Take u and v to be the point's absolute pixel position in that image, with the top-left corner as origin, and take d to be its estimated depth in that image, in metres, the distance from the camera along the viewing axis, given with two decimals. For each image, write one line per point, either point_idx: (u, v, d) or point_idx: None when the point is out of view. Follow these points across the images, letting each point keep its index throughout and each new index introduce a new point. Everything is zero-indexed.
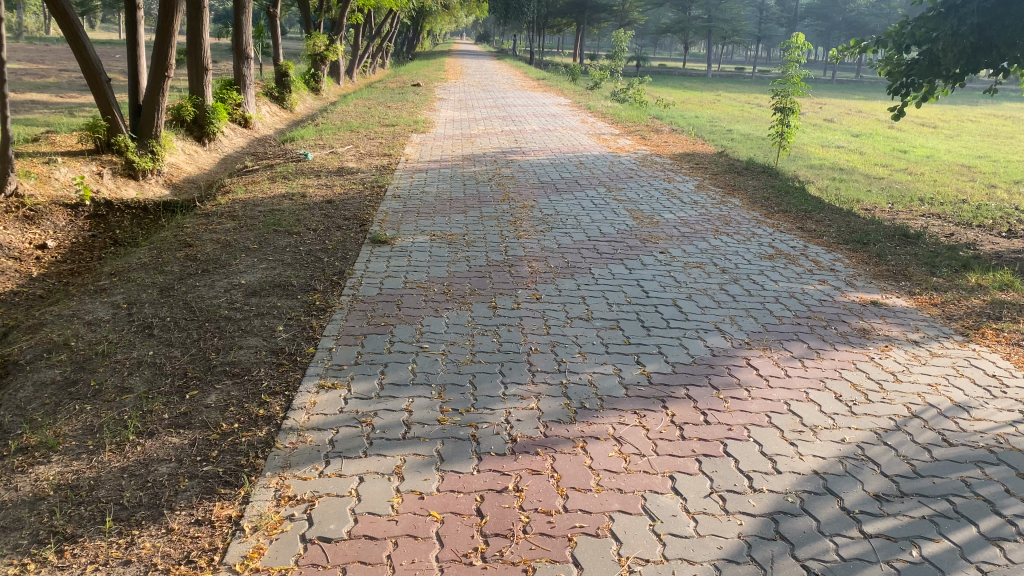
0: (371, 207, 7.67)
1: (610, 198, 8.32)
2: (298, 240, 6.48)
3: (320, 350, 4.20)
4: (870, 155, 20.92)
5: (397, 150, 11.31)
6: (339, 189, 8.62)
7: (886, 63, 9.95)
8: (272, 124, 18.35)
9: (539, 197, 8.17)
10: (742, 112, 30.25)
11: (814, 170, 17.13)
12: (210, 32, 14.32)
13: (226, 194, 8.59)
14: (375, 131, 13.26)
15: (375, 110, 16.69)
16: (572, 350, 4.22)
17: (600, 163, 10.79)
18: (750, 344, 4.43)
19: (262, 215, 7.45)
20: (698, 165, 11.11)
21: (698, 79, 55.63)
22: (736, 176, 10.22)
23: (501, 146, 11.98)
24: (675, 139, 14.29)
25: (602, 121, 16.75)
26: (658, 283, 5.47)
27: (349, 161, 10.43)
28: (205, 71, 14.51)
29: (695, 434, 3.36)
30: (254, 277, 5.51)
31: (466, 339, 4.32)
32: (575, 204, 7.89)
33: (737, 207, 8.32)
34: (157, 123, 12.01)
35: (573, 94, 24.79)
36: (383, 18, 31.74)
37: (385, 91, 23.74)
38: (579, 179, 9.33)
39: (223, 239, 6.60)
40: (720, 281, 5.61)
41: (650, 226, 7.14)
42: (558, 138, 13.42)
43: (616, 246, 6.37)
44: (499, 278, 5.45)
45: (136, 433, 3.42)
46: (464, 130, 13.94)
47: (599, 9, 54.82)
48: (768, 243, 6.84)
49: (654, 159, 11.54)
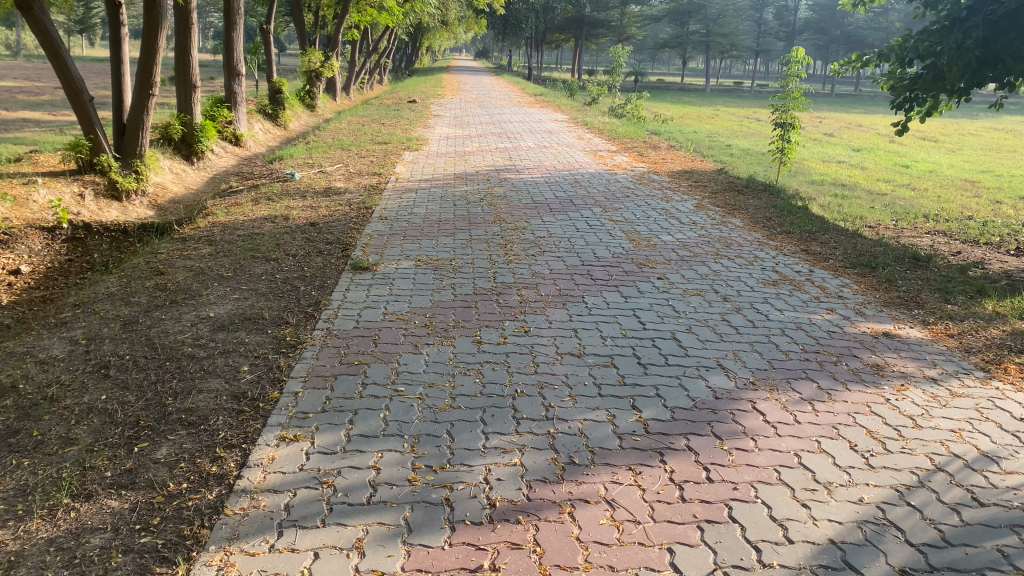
0: (355, 229, 7.34)
1: (606, 219, 7.98)
2: (275, 266, 6.14)
3: (284, 395, 3.84)
4: (871, 170, 20.63)
5: (387, 169, 10.98)
6: (325, 210, 8.30)
7: (888, 78, 9.66)
8: (264, 142, 18.06)
9: (531, 218, 7.83)
10: (741, 127, 29.98)
11: (814, 186, 16.82)
12: (199, 49, 14.03)
13: (207, 217, 8.26)
14: (367, 150, 12.97)
15: (368, 128, 16.42)
16: (561, 392, 3.86)
17: (597, 182, 10.46)
18: (756, 384, 4.08)
19: (241, 239, 7.11)
20: (697, 183, 10.79)
21: (698, 94, 55.51)
22: (736, 195, 9.89)
23: (495, 164, 11.66)
24: (674, 155, 14.00)
25: (599, 137, 16.44)
26: (656, 313, 5.12)
27: (337, 181, 10.10)
28: (193, 90, 14.21)
29: (695, 495, 3.01)
30: (223, 309, 5.16)
31: (446, 381, 3.96)
32: (570, 225, 7.56)
33: (738, 228, 7.98)
34: (142, 142, 11.68)
35: (570, 110, 24.53)
36: (380, 34, 31.52)
37: (380, 108, 23.47)
38: (574, 199, 9.00)
39: (196, 266, 6.26)
40: (720, 310, 5.26)
41: (647, 249, 6.80)
42: (554, 155, 13.11)
43: (610, 271, 6.02)
44: (485, 308, 5.10)
45: (72, 496, 3.06)
46: (458, 147, 13.65)
47: (598, 24, 54.77)
48: (771, 267, 6.50)
49: (652, 177, 11.21)
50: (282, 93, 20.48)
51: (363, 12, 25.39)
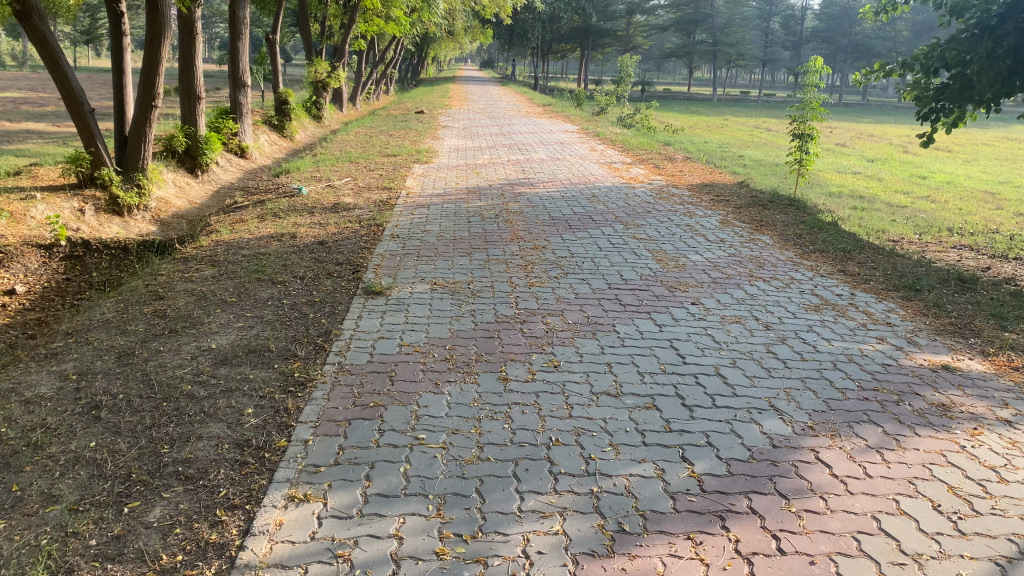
0: (366, 249, 6.96)
1: (629, 237, 7.58)
2: (282, 290, 5.76)
3: (293, 444, 3.45)
4: (888, 181, 20.21)
5: (396, 183, 10.61)
6: (334, 228, 7.93)
7: (912, 89, 9.17)
8: (270, 154, 17.74)
9: (550, 236, 7.44)
10: (751, 137, 29.59)
11: (832, 199, 16.41)
12: (203, 59, 13.71)
13: (210, 235, 7.89)
14: (376, 162, 12.61)
15: (376, 139, 16.08)
16: (600, 440, 3.47)
17: (615, 196, 10.06)
18: (815, 430, 3.68)
19: (245, 259, 6.74)
20: (719, 197, 10.40)
21: (705, 104, 55.19)
22: (760, 210, 9.48)
23: (507, 177, 11.28)
24: (690, 167, 13.62)
25: (612, 148, 16.05)
26: (695, 345, 4.72)
27: (346, 196, 9.73)
28: (198, 101, 13.88)
29: (768, 571, 2.61)
30: (226, 340, 4.77)
31: (472, 426, 3.57)
32: (591, 244, 7.16)
33: (768, 246, 7.58)
34: (144, 155, 11.31)
35: (579, 120, 24.16)
36: (386, 44, 31.24)
37: (387, 118, 23.12)
38: (593, 215, 8.60)
39: (198, 290, 5.88)
40: (764, 341, 4.86)
41: (676, 270, 6.40)
42: (568, 167, 12.72)
43: (640, 296, 5.63)
44: (509, 339, 4.70)
45: (50, 569, 2.66)
46: (468, 160, 13.29)
47: (604, 34, 54.52)
48: (810, 291, 6.10)
49: (671, 191, 10.81)
50: (287, 104, 20.15)
51: (369, 21, 25.08)
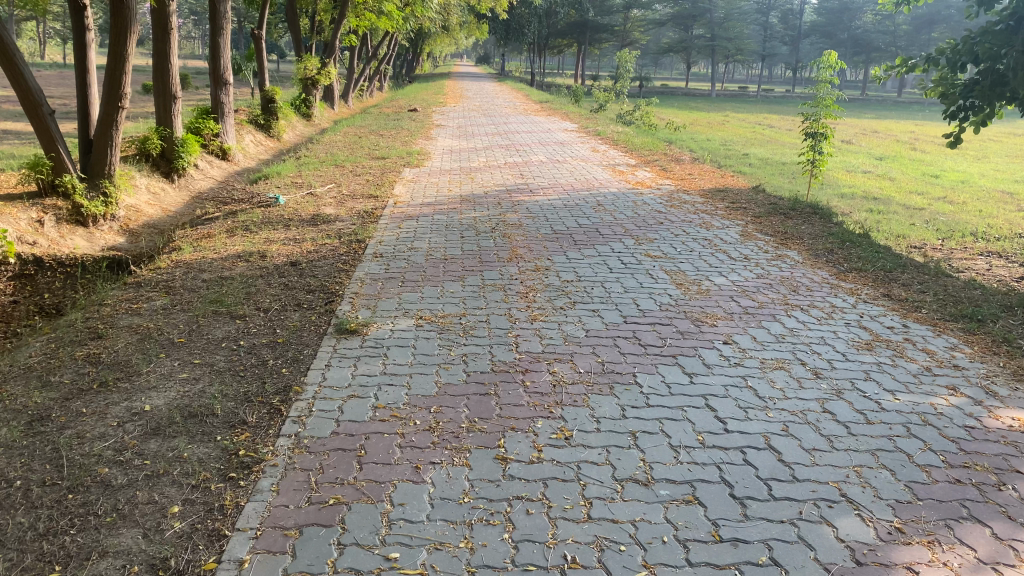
0: (343, 272, 6.10)
1: (642, 254, 6.73)
2: (240, 328, 4.91)
3: (224, 568, 2.61)
4: (900, 181, 19.38)
5: (384, 190, 9.76)
6: (310, 244, 7.08)
7: (938, 85, 8.35)
8: (255, 156, 16.86)
9: (554, 255, 6.59)
10: (754, 134, 28.76)
11: (846, 201, 15.58)
12: (179, 56, 12.84)
13: (172, 254, 7.03)
14: (363, 166, 11.75)
15: (365, 140, 15.22)
16: (631, 559, 2.63)
17: (622, 204, 9.22)
18: (907, 536, 2.84)
19: (205, 286, 5.90)
20: (735, 204, 9.57)
21: (703, 99, 54.32)
22: (783, 220, 8.64)
23: (505, 183, 10.43)
24: (700, 169, 12.76)
25: (615, 149, 15.20)
26: (735, 403, 3.88)
27: (327, 205, 8.88)
28: (174, 101, 13.01)
29: None
30: (163, 400, 3.91)
31: (461, 538, 2.73)
32: (600, 265, 6.31)
33: (798, 264, 6.75)
34: (111, 160, 10.38)
35: (578, 118, 23.34)
36: (379, 39, 30.33)
37: (379, 117, 22.25)
38: (600, 227, 7.75)
39: (144, 327, 5.02)
40: (816, 396, 4.03)
41: (700, 298, 5.56)
42: (570, 171, 11.88)
43: (662, 334, 4.78)
44: (508, 396, 3.85)
45: None
46: (462, 162, 12.43)
47: (602, 29, 53.64)
48: (856, 324, 5.26)
49: (682, 197, 9.98)
50: (274, 102, 19.29)
51: (361, 16, 24.21)
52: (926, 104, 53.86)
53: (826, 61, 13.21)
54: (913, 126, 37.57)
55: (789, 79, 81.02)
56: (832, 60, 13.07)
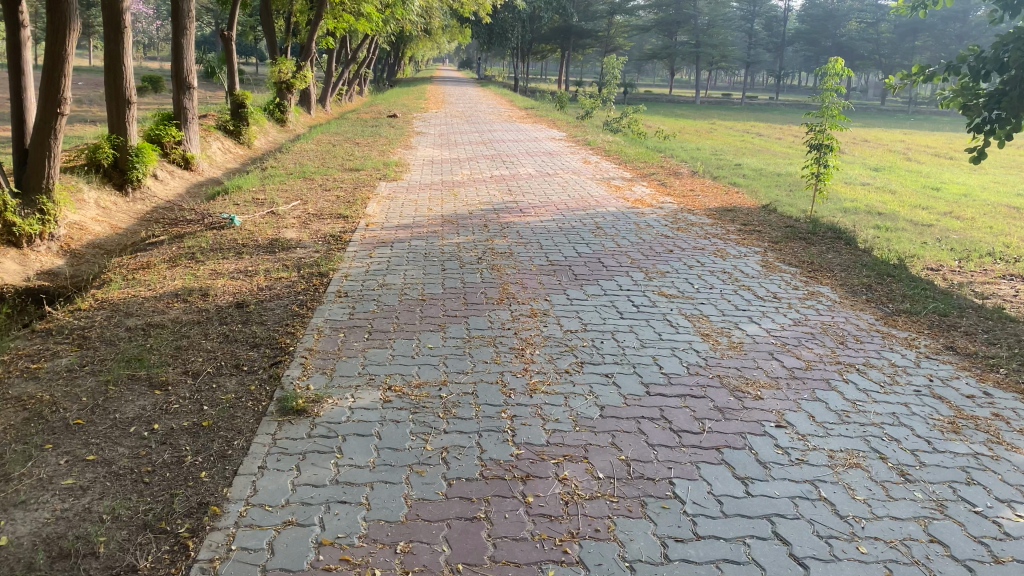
0: (297, 319, 5.05)
1: (655, 293, 5.73)
2: (158, 404, 3.84)
3: None
4: (901, 194, 18.54)
5: (355, 208, 8.69)
6: (263, 279, 6.02)
7: (961, 95, 7.25)
8: (221, 165, 15.73)
9: (552, 295, 5.57)
10: (744, 142, 27.92)
11: (850, 217, 14.68)
12: (133, 58, 11.71)
13: (98, 291, 5.91)
14: (335, 179, 10.69)
15: (340, 149, 14.16)
16: None
17: (622, 226, 8.21)
18: None
19: (127, 337, 4.80)
20: (748, 226, 8.59)
21: (689, 106, 53.49)
22: (805, 247, 7.65)
23: (491, 200, 9.39)
24: (701, 184, 11.79)
25: (607, 161, 14.23)
26: (811, 529, 2.87)
27: (288, 227, 7.79)
28: (128, 107, 11.83)
29: None
30: (30, 527, 2.83)
31: None
32: (607, 308, 5.29)
33: (838, 306, 5.77)
34: (49, 174, 8.97)
35: (565, 125, 22.30)
36: (358, 42, 29.21)
37: (356, 123, 21.18)
38: (602, 257, 6.74)
39: (35, 400, 3.92)
40: (913, 513, 3.02)
41: (734, 356, 4.55)
42: (561, 186, 10.87)
43: (697, 413, 3.76)
44: (506, 521, 2.82)
45: None
46: (443, 175, 11.39)
47: (586, 35, 52.82)
48: (928, 392, 4.27)
49: (688, 218, 8.97)
50: (245, 107, 18.15)
51: (338, 18, 23.11)
52: (911, 113, 53.42)
53: (833, 69, 12.24)
54: (902, 135, 36.91)
55: (773, 87, 80.57)
56: (838, 67, 12.09)
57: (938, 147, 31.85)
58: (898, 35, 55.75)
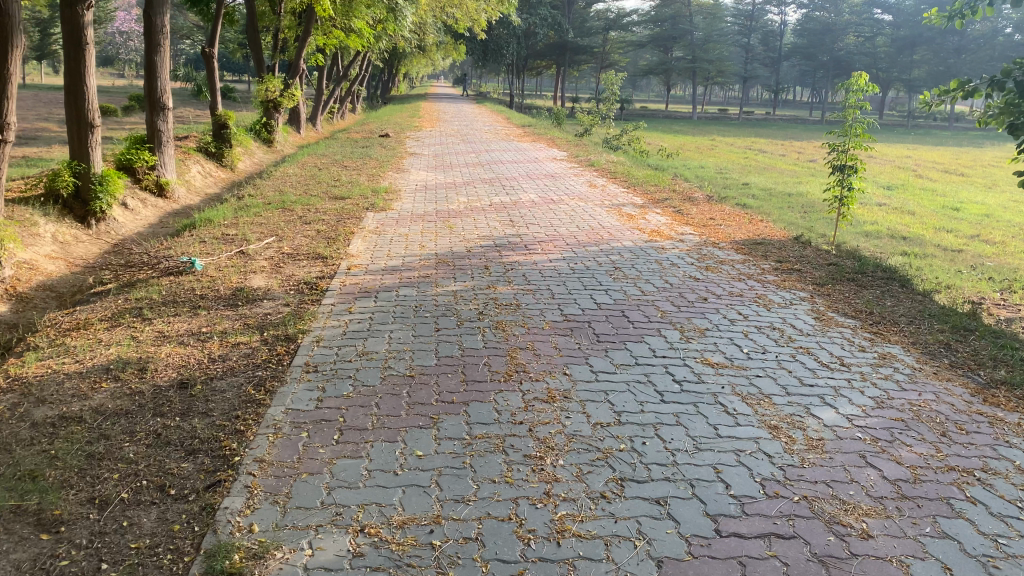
0: (251, 409, 3.97)
1: (699, 362, 4.66)
2: (38, 562, 2.74)
3: None
4: (920, 214, 17.55)
5: (337, 246, 7.63)
6: (218, 345, 4.94)
7: (1006, 112, 6.24)
8: (200, 190, 14.68)
9: (572, 366, 4.49)
10: (749, 160, 26.93)
11: (874, 242, 13.66)
12: (96, 78, 10.61)
13: (13, 363, 4.80)
14: (318, 210, 9.66)
15: (326, 173, 13.13)
16: None
17: (644, 265, 7.15)
18: None
19: (26, 440, 3.69)
20: (785, 264, 7.57)
21: (686, 122, 52.52)
22: (856, 291, 6.62)
23: (491, 233, 8.33)
24: (718, 211, 10.78)
25: (614, 184, 13.21)
26: None
27: (257, 271, 6.71)
28: (92, 131, 10.71)
29: None
30: None
31: None
32: (643, 387, 4.23)
33: (921, 375, 4.72)
34: None
35: (565, 144, 21.34)
36: (349, 59, 28.26)
37: (346, 143, 20.16)
38: (625, 309, 5.67)
39: None
40: None
41: (816, 463, 3.49)
42: (567, 215, 9.82)
43: (791, 570, 2.70)
44: None
45: None
46: (437, 203, 10.36)
47: (581, 51, 51.90)
48: None
49: (714, 253, 7.92)
50: (228, 128, 17.12)
51: (327, 34, 22.13)
52: (911, 128, 52.61)
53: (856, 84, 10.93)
54: (907, 150, 36.06)
55: (769, 102, 79.84)
56: (861, 82, 10.76)
57: (944, 162, 30.96)
58: (895, 49, 55.09)
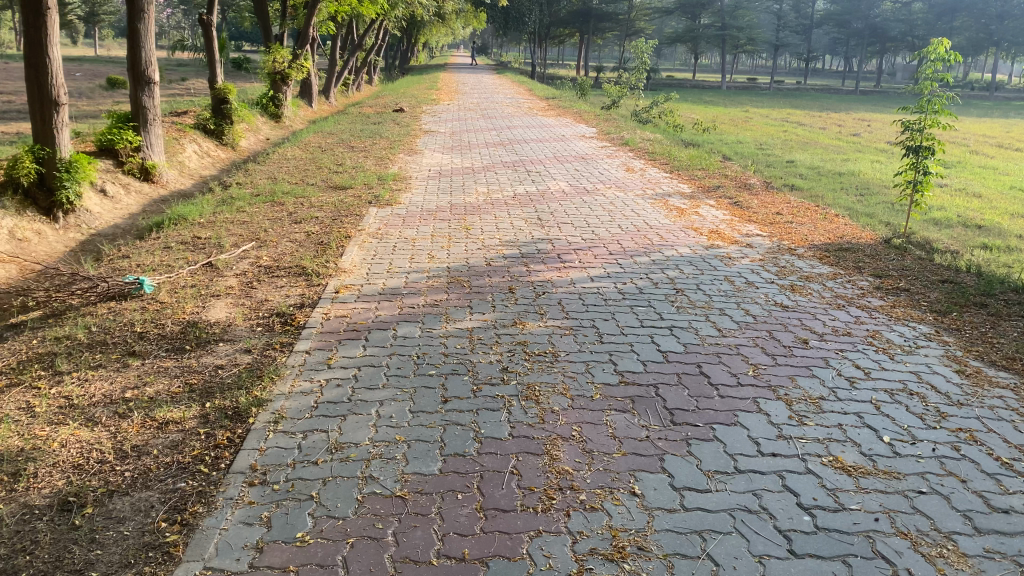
0: (150, 569, 2.53)
1: (829, 467, 3.17)
2: None
3: None
4: (989, 198, 15.77)
5: (328, 256, 6.20)
6: (134, 429, 3.47)
7: None
8: (194, 172, 13.27)
9: (643, 478, 3.01)
10: (788, 134, 25.17)
11: (948, 231, 12.01)
12: (59, 44, 8.97)
13: None
14: (313, 204, 8.22)
15: (330, 155, 11.67)
16: None
17: (711, 285, 5.65)
18: None
19: None
20: (888, 280, 6.01)
21: (714, 92, 50.41)
22: (994, 325, 5.07)
23: (517, 238, 6.86)
24: (780, 202, 9.23)
25: (653, 168, 11.68)
26: None
27: (221, 295, 5.27)
28: (58, 110, 9.08)
29: None
30: None
31: None
32: (758, 527, 2.74)
33: None
34: None
35: (593, 119, 19.78)
36: (364, 28, 26.66)
37: (358, 118, 18.70)
38: (703, 363, 4.17)
39: None
40: None
41: None
42: (606, 209, 8.31)
43: None
44: None
45: None
46: (452, 194, 8.91)
47: (606, 17, 49.88)
48: None
49: (796, 265, 6.39)
50: (228, 103, 15.66)
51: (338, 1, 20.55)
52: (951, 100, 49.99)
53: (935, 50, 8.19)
54: (952, 122, 33.83)
55: (801, 71, 76.98)
56: (942, 50, 7.97)
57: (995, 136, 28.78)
58: (934, 15, 52.12)
